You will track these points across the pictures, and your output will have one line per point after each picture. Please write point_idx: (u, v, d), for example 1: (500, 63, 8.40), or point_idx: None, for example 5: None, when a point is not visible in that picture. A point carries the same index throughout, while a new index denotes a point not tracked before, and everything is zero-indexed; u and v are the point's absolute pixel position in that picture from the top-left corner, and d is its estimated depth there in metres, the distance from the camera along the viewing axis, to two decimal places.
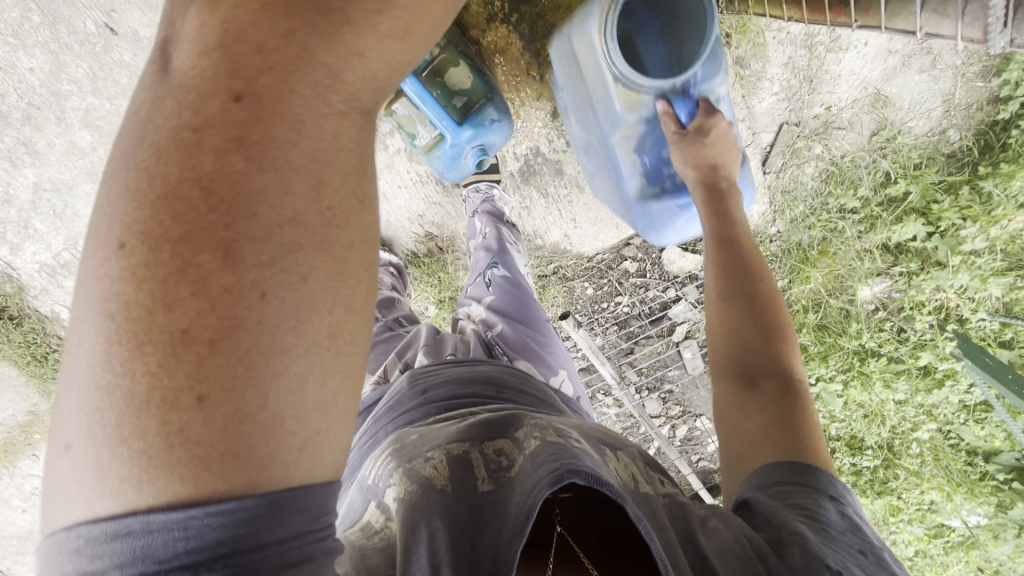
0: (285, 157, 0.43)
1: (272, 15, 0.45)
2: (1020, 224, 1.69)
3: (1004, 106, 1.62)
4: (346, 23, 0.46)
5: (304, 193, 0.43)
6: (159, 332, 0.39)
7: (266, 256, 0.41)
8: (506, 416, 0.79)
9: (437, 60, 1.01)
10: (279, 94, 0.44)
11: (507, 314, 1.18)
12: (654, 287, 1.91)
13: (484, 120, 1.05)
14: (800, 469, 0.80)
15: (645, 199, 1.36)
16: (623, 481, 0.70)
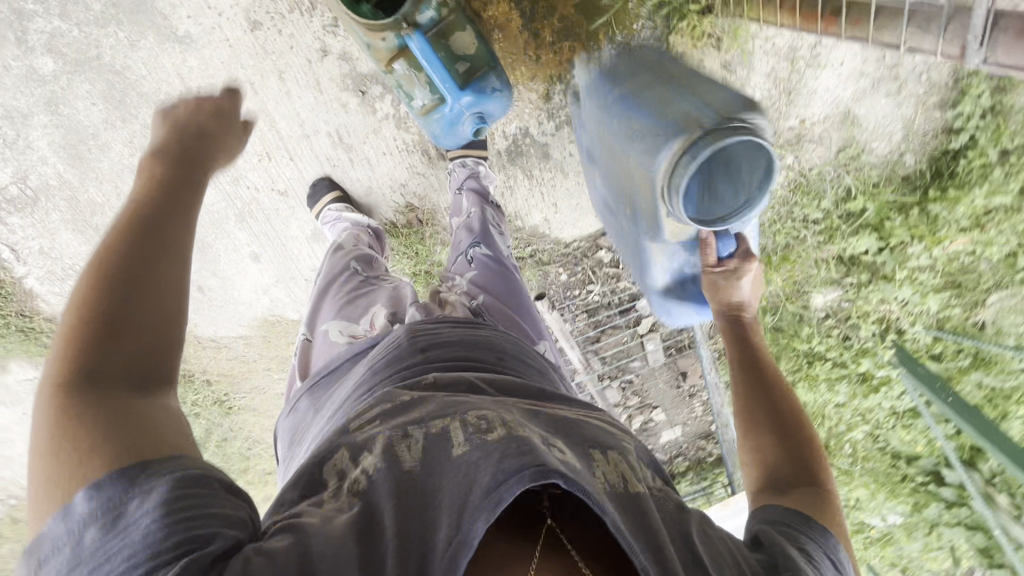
0: (154, 278, 0.63)
1: (125, 220, 0.68)
2: (959, 246, 1.85)
3: (957, 136, 1.76)
4: (163, 199, 0.72)
5: (164, 290, 0.63)
6: (73, 418, 0.55)
7: (145, 339, 0.60)
8: (508, 397, 0.73)
9: (444, 21, 1.00)
10: (140, 245, 0.65)
11: (493, 288, 1.14)
12: (625, 278, 1.96)
13: (485, 88, 1.05)
14: (816, 528, 0.71)
15: (668, 296, 1.38)
16: (612, 485, 0.59)
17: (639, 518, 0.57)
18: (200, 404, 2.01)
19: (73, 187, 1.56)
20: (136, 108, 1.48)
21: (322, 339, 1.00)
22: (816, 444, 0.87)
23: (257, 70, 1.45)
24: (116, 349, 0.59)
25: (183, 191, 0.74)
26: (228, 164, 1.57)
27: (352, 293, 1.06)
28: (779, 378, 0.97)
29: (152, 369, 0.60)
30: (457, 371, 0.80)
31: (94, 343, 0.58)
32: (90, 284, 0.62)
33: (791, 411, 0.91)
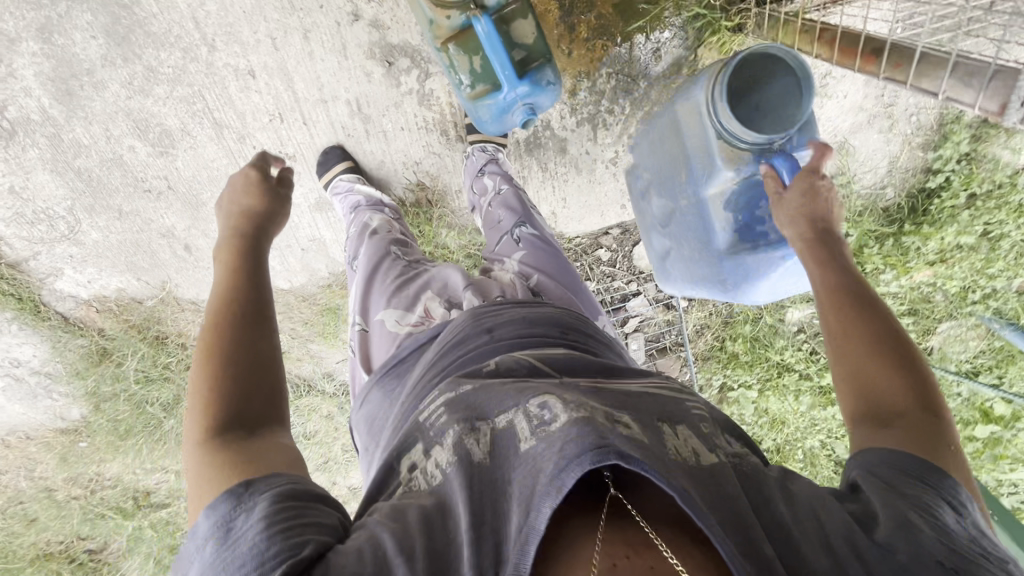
0: (252, 330, 0.80)
1: (225, 284, 0.86)
2: (923, 277, 2.01)
3: (933, 176, 1.92)
4: (246, 263, 0.89)
5: (261, 339, 0.80)
6: (213, 440, 0.69)
7: (255, 379, 0.76)
8: (570, 377, 0.75)
9: (509, 8, 1.00)
10: (239, 305, 0.82)
11: (545, 267, 1.15)
12: (620, 278, 2.02)
13: (542, 80, 1.04)
14: (930, 471, 0.69)
15: (738, 252, 1.21)
16: (682, 461, 0.60)
17: (713, 494, 0.58)
18: (172, 368, 1.88)
19: (57, 124, 1.44)
20: (141, 48, 1.37)
21: (379, 330, 1.00)
22: (919, 376, 0.81)
23: (281, 26, 1.38)
24: (236, 387, 0.74)
25: (258, 257, 0.92)
26: (236, 121, 1.49)
27: (402, 281, 1.07)
28: (872, 312, 0.88)
29: (262, 401, 0.75)
30: (518, 352, 0.81)
31: (220, 382, 0.74)
32: (211, 337, 0.78)
33: (887, 346, 0.84)
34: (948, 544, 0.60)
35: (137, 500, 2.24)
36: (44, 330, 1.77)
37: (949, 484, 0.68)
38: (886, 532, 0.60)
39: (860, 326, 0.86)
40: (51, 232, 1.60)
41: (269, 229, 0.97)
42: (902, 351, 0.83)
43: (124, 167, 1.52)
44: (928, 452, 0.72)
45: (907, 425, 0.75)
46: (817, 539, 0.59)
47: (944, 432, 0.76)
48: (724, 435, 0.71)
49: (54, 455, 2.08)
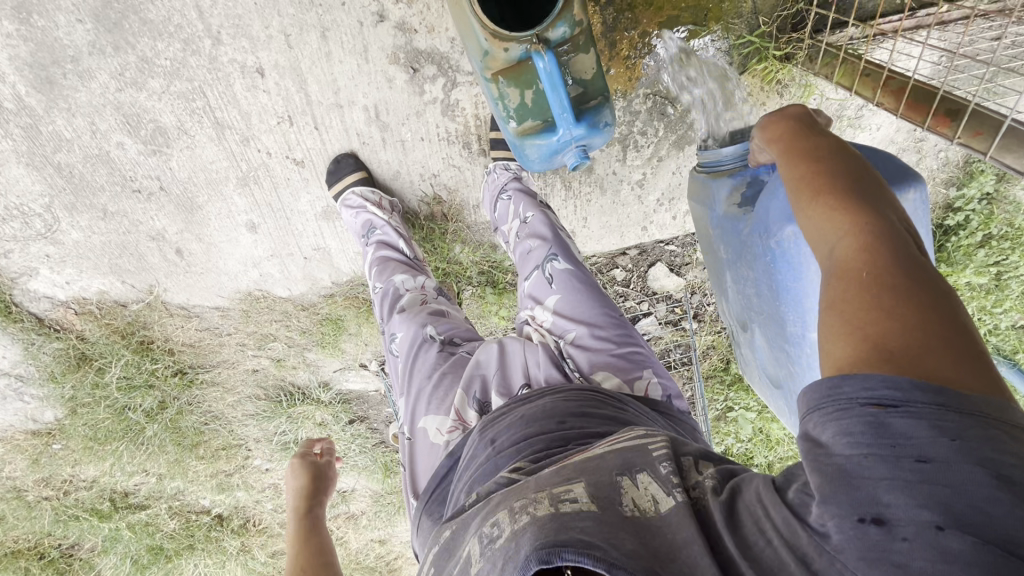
0: (325, 561, 0.86)
1: (297, 536, 0.93)
2: None
3: (952, 214, 1.89)
4: (312, 519, 0.98)
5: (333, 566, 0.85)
6: None
7: None
8: (540, 474, 0.72)
9: (571, 40, 0.89)
10: (313, 547, 0.89)
11: (574, 321, 1.03)
12: (632, 298, 1.96)
13: (598, 122, 0.95)
14: (848, 383, 0.57)
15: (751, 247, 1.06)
16: (634, 520, 0.63)
17: (659, 551, 0.59)
18: (157, 375, 1.77)
19: (34, 115, 1.28)
20: (135, 37, 1.22)
21: (422, 440, 0.97)
22: (876, 240, 0.65)
23: (297, 22, 1.25)
24: None
25: (319, 513, 1.01)
26: (239, 121, 1.35)
27: (437, 372, 1.02)
28: (814, 180, 0.73)
29: None
30: (501, 467, 0.78)
31: None
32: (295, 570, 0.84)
33: (837, 213, 0.69)
34: (883, 484, 0.51)
35: (113, 502, 2.13)
36: (16, 331, 1.63)
37: (881, 390, 0.54)
38: (817, 510, 0.54)
39: (807, 205, 0.73)
40: (25, 229, 1.45)
41: (327, 491, 1.08)
42: (854, 213, 0.68)
43: (111, 164, 1.37)
44: (879, 337, 0.58)
45: (845, 315, 0.62)
46: (771, 565, 0.55)
47: (913, 309, 0.59)
48: (688, 465, 0.72)
49: (24, 457, 1.95)
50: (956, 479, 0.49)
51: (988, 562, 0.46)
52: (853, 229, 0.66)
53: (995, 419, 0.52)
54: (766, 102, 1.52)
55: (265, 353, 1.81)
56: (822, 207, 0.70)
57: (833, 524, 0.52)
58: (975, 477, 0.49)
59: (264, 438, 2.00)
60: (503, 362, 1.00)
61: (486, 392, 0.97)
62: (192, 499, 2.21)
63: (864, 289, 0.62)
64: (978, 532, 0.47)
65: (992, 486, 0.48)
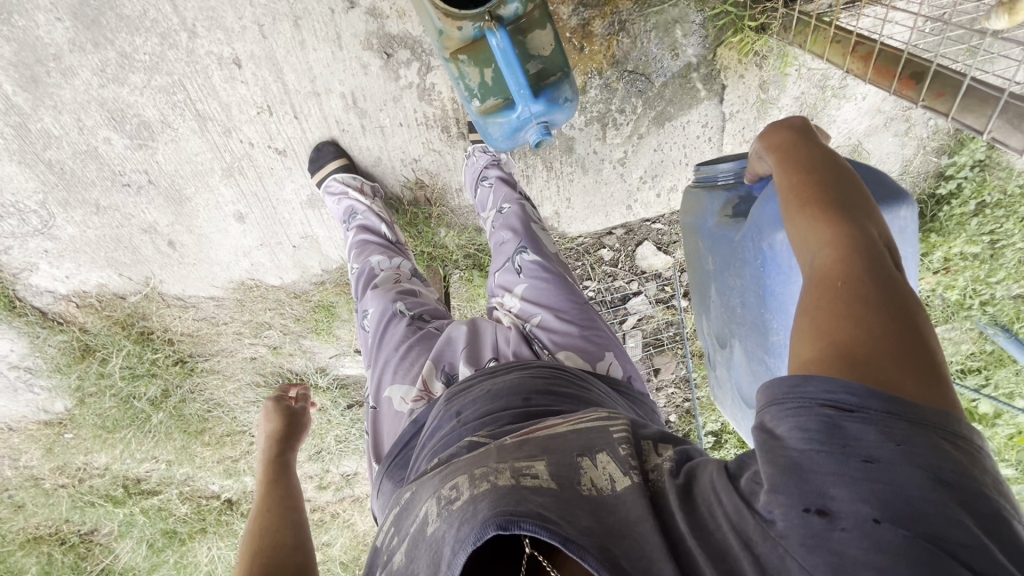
0: (290, 503, 0.90)
1: (268, 477, 0.98)
2: (927, 285, 1.94)
3: (945, 182, 1.86)
4: (282, 462, 1.02)
5: (297, 509, 0.90)
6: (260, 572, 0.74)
7: (293, 530, 0.84)
8: (504, 446, 0.74)
9: (526, 15, 0.90)
10: (281, 490, 0.94)
11: (544, 306, 1.06)
12: (621, 278, 1.96)
13: (558, 98, 0.96)
14: (810, 384, 0.57)
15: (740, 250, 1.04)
16: (588, 495, 0.64)
17: (612, 527, 0.60)
18: (158, 365, 1.83)
19: (22, 113, 1.32)
20: (113, 32, 1.25)
21: (386, 409, 1.00)
22: (853, 249, 0.65)
23: (269, 12, 1.27)
24: (280, 536, 0.81)
25: (288, 456, 1.05)
26: (220, 113, 1.39)
27: (406, 345, 1.06)
28: (802, 190, 0.73)
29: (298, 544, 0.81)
30: (468, 435, 0.80)
31: (268, 535, 0.82)
32: (262, 512, 0.88)
33: (819, 223, 0.69)
34: (830, 479, 0.52)
35: (126, 488, 2.22)
36: (21, 325, 1.69)
37: (840, 394, 0.55)
38: (765, 497, 0.54)
39: (793, 214, 0.73)
40: (23, 226, 1.50)
41: (300, 433, 1.13)
42: (835, 224, 0.68)
43: (99, 160, 1.41)
44: (846, 344, 0.59)
45: (816, 320, 0.63)
46: (719, 547, 0.56)
47: (883, 319, 0.60)
48: (648, 447, 0.74)
49: (39, 446, 2.04)
50: (897, 478, 0.50)
51: (918, 557, 0.47)
52: (834, 239, 0.67)
53: (942, 432, 0.53)
54: (745, 74, 1.53)
55: (262, 340, 1.86)
56: (805, 216, 0.71)
57: (779, 512, 0.53)
58: (915, 478, 0.50)
59: None
60: (473, 340, 1.03)
61: (453, 364, 1.01)
62: (202, 484, 2.28)
63: (837, 296, 0.63)
64: (910, 526, 0.48)
65: (929, 487, 0.49)
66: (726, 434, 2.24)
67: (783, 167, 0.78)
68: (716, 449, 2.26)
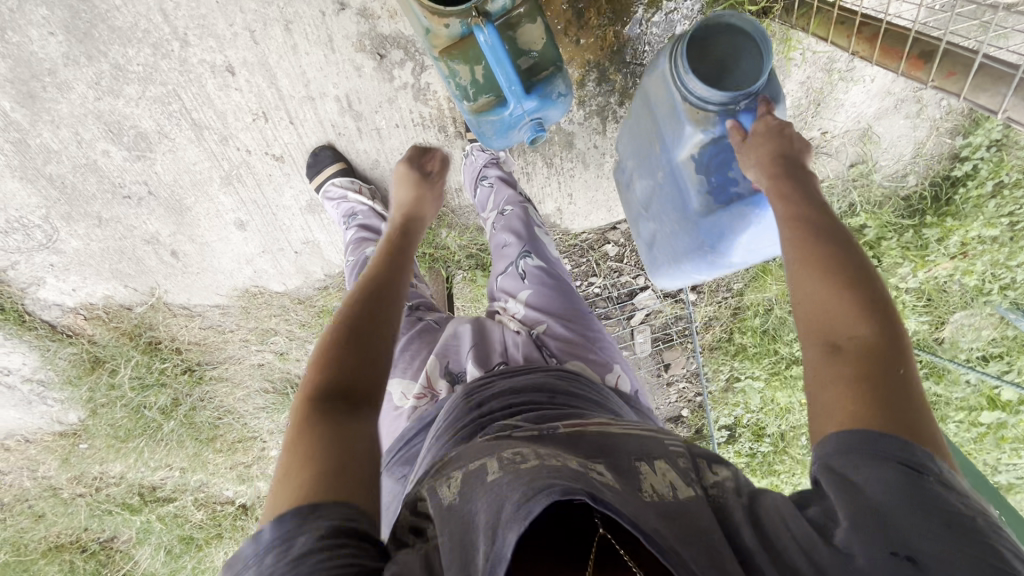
0: (398, 280, 0.95)
1: (390, 243, 1.04)
2: (944, 271, 1.88)
3: (960, 164, 1.80)
4: (406, 238, 1.07)
5: (402, 289, 0.94)
6: (346, 339, 0.80)
7: (390, 313, 0.88)
8: (557, 436, 0.71)
9: (515, 11, 0.89)
10: (394, 262, 0.99)
11: (551, 312, 1.04)
12: (627, 273, 1.92)
13: (552, 93, 0.95)
14: (880, 441, 0.58)
15: (714, 213, 1.05)
16: (657, 499, 0.59)
17: (685, 528, 0.55)
18: (167, 374, 1.85)
19: (21, 129, 1.33)
20: (106, 44, 1.25)
21: (385, 403, 0.99)
22: (867, 311, 0.69)
23: (259, 17, 1.25)
24: (378, 313, 0.86)
25: (406, 232, 1.09)
26: (216, 121, 1.38)
27: (409, 338, 1.07)
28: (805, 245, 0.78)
29: (390, 327, 0.86)
30: (514, 420, 0.78)
31: (371, 307, 0.87)
32: (373, 277, 0.93)
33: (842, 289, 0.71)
34: (915, 531, 0.52)
35: (142, 496, 2.24)
36: (32, 340, 1.71)
37: (908, 454, 0.57)
38: (845, 534, 0.53)
39: (818, 276, 0.74)
40: (28, 241, 1.51)
41: (422, 209, 1.15)
42: (850, 288, 0.71)
43: (99, 173, 1.42)
44: (895, 410, 0.61)
45: (862, 385, 0.63)
46: (793, 563, 0.53)
47: (904, 387, 0.64)
48: (703, 465, 0.67)
49: (55, 457, 2.07)
50: (976, 544, 0.51)
51: None
52: (837, 297, 0.71)
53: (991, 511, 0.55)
54: None
55: (269, 347, 1.86)
56: (823, 278, 0.73)
57: (861, 548, 0.52)
58: (988, 549, 0.51)
59: (276, 429, 2.07)
60: (480, 340, 1.01)
61: (457, 363, 0.99)
62: (216, 490, 2.30)
63: (871, 363, 0.65)
64: None
65: (1001, 557, 0.51)
66: (739, 427, 2.18)
67: (789, 218, 0.83)
68: (731, 444, 2.21)
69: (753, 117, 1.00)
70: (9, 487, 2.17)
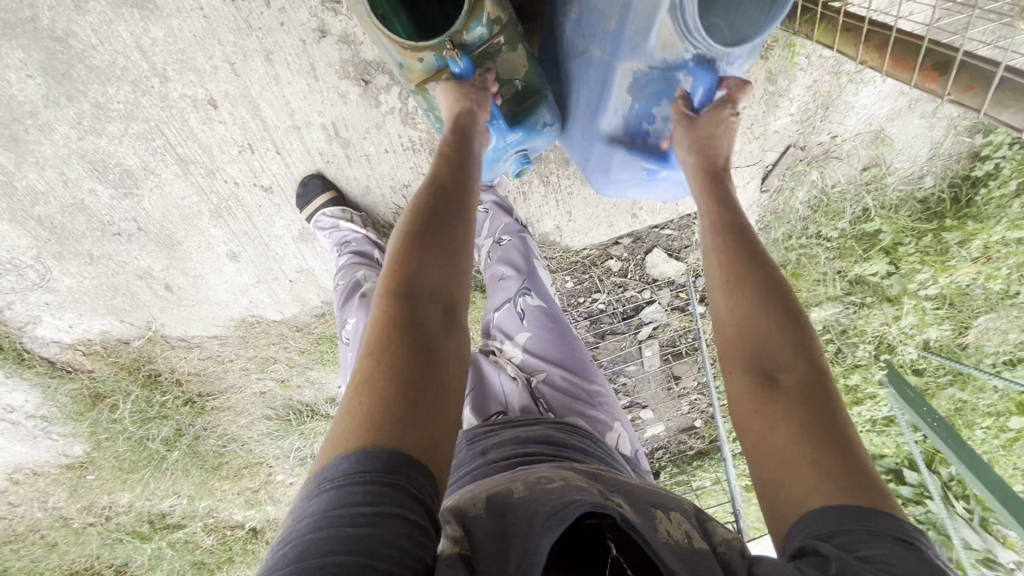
0: (466, 204, 0.82)
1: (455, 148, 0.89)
2: (967, 276, 1.78)
3: (981, 163, 1.70)
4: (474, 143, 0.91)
5: (470, 215, 0.81)
6: (416, 269, 0.70)
7: (462, 244, 0.76)
8: (576, 469, 0.71)
9: (494, 42, 0.90)
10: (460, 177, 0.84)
11: (549, 360, 0.99)
12: (632, 287, 1.86)
13: (535, 124, 0.99)
14: (865, 520, 0.55)
15: (613, 143, 1.11)
16: (675, 543, 0.55)
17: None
18: (168, 406, 1.83)
19: (6, 171, 1.31)
20: (85, 84, 1.22)
21: None
22: (794, 344, 0.71)
23: (239, 49, 1.22)
24: (448, 240, 0.75)
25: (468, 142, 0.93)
26: (202, 155, 1.35)
27: None
28: (722, 260, 0.82)
29: (460, 259, 0.75)
30: (534, 452, 0.76)
31: (440, 234, 0.75)
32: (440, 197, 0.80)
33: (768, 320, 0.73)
34: None
35: (152, 523, 2.24)
36: (32, 377, 1.71)
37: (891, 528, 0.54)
38: None
39: (743, 301, 0.76)
40: (21, 281, 1.50)
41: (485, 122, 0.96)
42: (773, 316, 0.74)
43: (87, 212, 1.40)
44: (836, 449, 0.61)
45: (803, 430, 0.63)
46: None
47: (838, 420, 0.64)
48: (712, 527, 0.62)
49: (64, 489, 2.07)
50: None
51: None
52: (750, 309, 0.75)
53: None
54: None
55: (269, 375, 1.84)
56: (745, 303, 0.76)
57: None
58: None
59: (281, 454, 2.04)
60: (476, 386, 0.95)
61: None
62: (225, 515, 2.29)
63: (803, 397, 0.66)
64: None
65: None
66: None
67: (720, 240, 0.86)
68: None
69: (708, 78, 0.97)
70: (20, 519, 2.18)
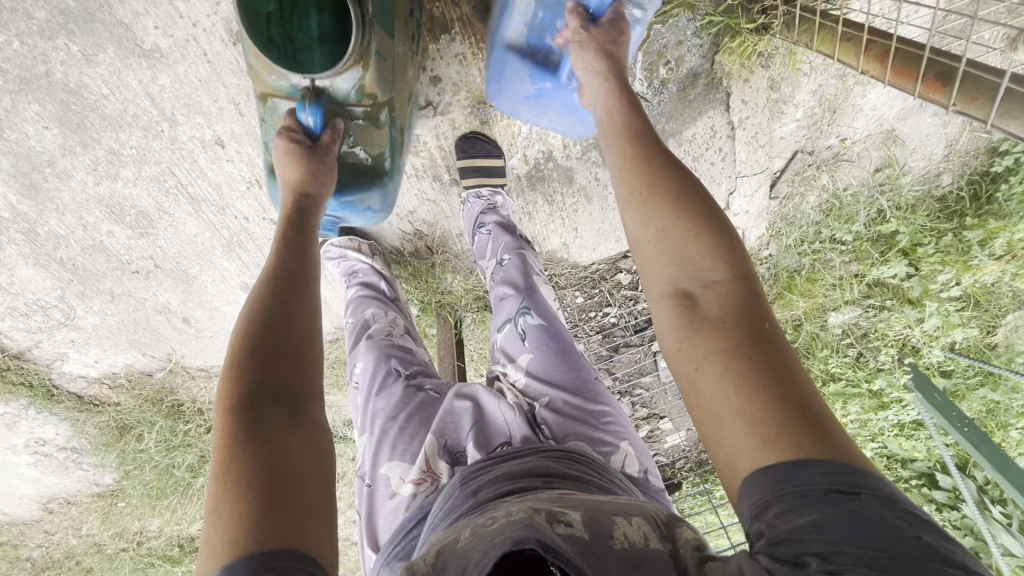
0: (309, 276, 0.84)
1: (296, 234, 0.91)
2: (991, 275, 1.72)
3: (999, 159, 1.65)
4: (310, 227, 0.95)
5: (313, 284, 0.83)
6: (258, 354, 0.70)
7: (305, 312, 0.78)
8: (536, 496, 0.70)
9: (360, 110, 1.03)
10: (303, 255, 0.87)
11: (552, 383, 0.99)
12: (644, 300, 1.84)
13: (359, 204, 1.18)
14: (806, 470, 0.53)
15: (512, 49, 1.12)
16: (621, 547, 0.56)
17: None
18: (191, 435, 1.87)
19: (29, 219, 1.36)
20: (98, 132, 1.27)
21: (384, 487, 0.94)
22: (718, 253, 0.68)
23: (242, 90, 1.25)
24: (292, 314, 0.76)
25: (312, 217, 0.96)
26: (212, 193, 1.39)
27: (407, 409, 1.03)
28: (639, 168, 0.79)
29: (306, 328, 0.76)
30: (509, 491, 0.75)
31: (278, 309, 0.76)
32: (283, 274, 0.82)
33: (689, 235, 0.70)
34: None
35: (182, 547, 2.29)
36: (61, 411, 1.77)
37: (835, 473, 0.52)
38: None
39: (658, 211, 0.73)
40: (47, 321, 1.55)
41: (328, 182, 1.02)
42: (690, 228, 0.71)
43: (107, 252, 1.45)
44: (766, 365, 0.59)
45: (727, 360, 0.60)
46: None
47: (763, 333, 0.62)
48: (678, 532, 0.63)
49: (97, 516, 2.13)
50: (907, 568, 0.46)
51: None
52: (663, 226, 0.72)
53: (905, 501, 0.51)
54: (750, 77, 1.41)
55: None
56: (663, 212, 0.73)
57: None
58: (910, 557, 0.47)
59: None
60: (481, 415, 0.96)
61: (459, 440, 0.94)
62: None
63: (728, 320, 0.63)
64: None
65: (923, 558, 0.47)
66: None
67: (637, 157, 0.81)
68: None
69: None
70: (57, 546, 2.25)
